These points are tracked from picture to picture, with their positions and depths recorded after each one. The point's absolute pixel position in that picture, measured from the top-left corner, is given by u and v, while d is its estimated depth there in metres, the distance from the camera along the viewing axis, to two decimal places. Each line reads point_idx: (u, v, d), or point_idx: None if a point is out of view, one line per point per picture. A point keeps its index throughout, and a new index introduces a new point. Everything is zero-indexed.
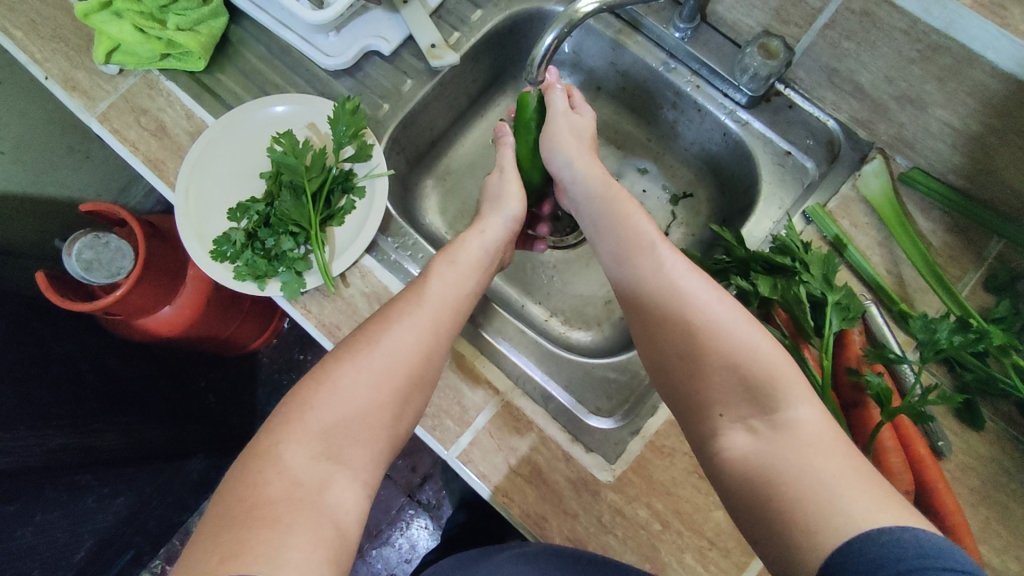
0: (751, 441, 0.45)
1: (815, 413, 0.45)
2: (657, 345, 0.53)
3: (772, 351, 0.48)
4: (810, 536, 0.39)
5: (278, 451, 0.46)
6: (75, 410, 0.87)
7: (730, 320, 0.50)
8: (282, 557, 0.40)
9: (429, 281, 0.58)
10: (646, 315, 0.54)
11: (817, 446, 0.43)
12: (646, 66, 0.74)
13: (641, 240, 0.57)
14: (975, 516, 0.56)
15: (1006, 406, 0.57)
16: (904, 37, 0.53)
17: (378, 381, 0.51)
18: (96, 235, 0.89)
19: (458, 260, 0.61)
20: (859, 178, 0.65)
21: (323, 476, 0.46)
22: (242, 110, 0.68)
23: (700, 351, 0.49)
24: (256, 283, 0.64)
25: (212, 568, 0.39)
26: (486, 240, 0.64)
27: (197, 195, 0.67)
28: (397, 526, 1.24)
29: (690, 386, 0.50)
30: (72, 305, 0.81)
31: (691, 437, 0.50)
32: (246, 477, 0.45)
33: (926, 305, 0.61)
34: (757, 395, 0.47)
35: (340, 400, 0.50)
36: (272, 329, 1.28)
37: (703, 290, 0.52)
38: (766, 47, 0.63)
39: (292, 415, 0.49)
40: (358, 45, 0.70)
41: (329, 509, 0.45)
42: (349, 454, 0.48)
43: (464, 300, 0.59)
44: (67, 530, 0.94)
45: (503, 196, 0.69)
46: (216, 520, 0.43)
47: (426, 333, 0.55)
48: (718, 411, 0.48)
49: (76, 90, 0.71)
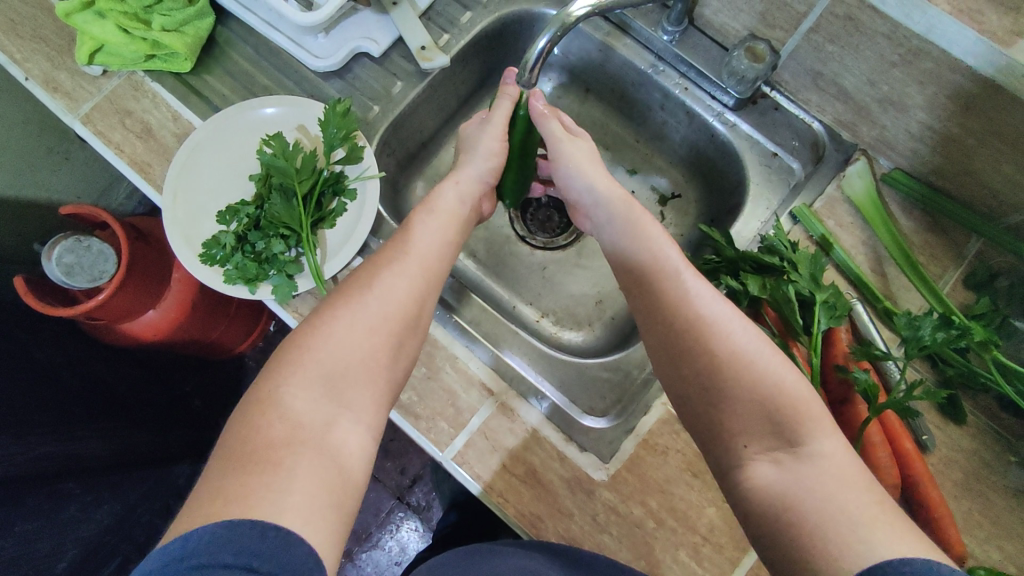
0: (776, 472, 0.45)
1: (839, 444, 0.46)
2: (680, 370, 0.52)
3: (795, 382, 0.48)
4: (830, 561, 0.40)
5: (280, 395, 0.45)
6: (59, 417, 0.86)
7: (753, 350, 0.49)
8: (286, 501, 0.40)
9: (413, 231, 0.58)
10: (665, 340, 0.53)
11: (839, 475, 0.44)
12: (634, 68, 0.75)
13: (665, 268, 0.55)
14: (959, 507, 0.57)
15: (986, 399, 0.59)
16: (886, 41, 0.54)
17: (376, 323, 0.51)
18: (77, 238, 0.87)
19: (438, 210, 0.60)
20: (843, 180, 0.66)
21: (326, 418, 0.46)
22: (231, 112, 0.68)
23: (723, 376, 0.49)
24: (247, 287, 0.63)
25: (216, 512, 0.39)
26: (461, 188, 0.63)
27: (185, 198, 0.66)
28: (387, 529, 1.24)
29: (714, 415, 0.50)
30: (52, 310, 0.79)
31: (717, 466, 0.50)
32: (247, 421, 0.44)
33: (909, 303, 0.63)
34: (782, 428, 0.47)
35: (337, 343, 0.49)
36: (258, 333, 1.27)
37: (728, 319, 0.51)
38: (753, 51, 0.64)
39: (291, 358, 0.48)
40: (347, 47, 0.70)
41: (333, 451, 0.45)
42: (351, 396, 0.48)
43: (448, 250, 0.59)
44: (54, 540, 0.87)
45: (483, 148, 0.66)
46: (220, 464, 0.42)
47: (416, 279, 0.54)
48: (743, 443, 0.48)
49: (57, 91, 0.69)
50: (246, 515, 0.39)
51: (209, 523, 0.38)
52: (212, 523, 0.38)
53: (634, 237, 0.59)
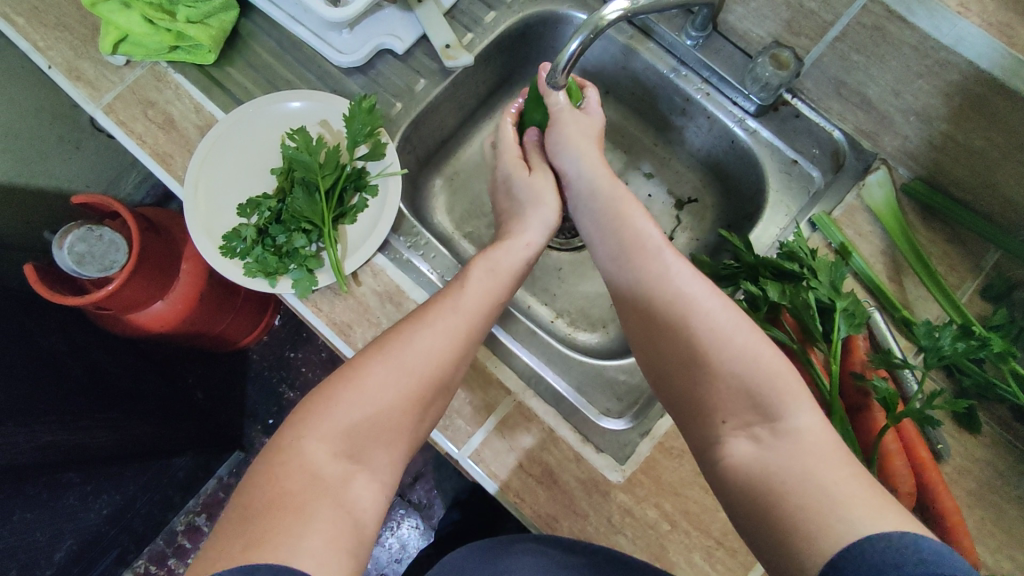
0: (753, 449, 0.46)
1: (817, 422, 0.46)
2: (656, 351, 0.54)
3: (774, 360, 0.49)
4: (808, 538, 0.40)
5: (301, 444, 0.48)
6: (64, 406, 0.84)
7: (732, 327, 0.50)
8: (302, 546, 0.42)
9: (467, 284, 0.59)
10: (644, 315, 0.55)
11: (819, 453, 0.44)
12: (656, 72, 0.75)
13: (646, 242, 0.58)
14: (972, 517, 0.57)
15: (1002, 410, 0.59)
16: (914, 52, 0.56)
17: (405, 378, 0.53)
18: (90, 227, 0.86)
19: (497, 267, 0.62)
20: (863, 188, 0.66)
21: (345, 473, 0.48)
22: (256, 105, 0.68)
23: (700, 353, 0.50)
24: (267, 280, 0.63)
25: (235, 557, 0.41)
26: (529, 252, 0.66)
27: (207, 190, 0.66)
28: (387, 526, 1.24)
29: (693, 393, 0.51)
30: (61, 299, 0.78)
31: (694, 443, 0.51)
32: (269, 469, 0.47)
33: (926, 311, 0.63)
34: (759, 403, 0.48)
35: (365, 398, 0.51)
36: (263, 326, 1.27)
37: (705, 298, 0.52)
38: (777, 58, 0.64)
39: (316, 411, 0.50)
40: (371, 43, 0.70)
41: (350, 505, 0.47)
42: (371, 454, 0.50)
43: (495, 306, 0.61)
44: (47, 529, 0.91)
45: (540, 201, 0.68)
46: (238, 511, 0.44)
47: (456, 339, 0.56)
48: (721, 418, 0.49)
49: (80, 80, 0.69)
50: (261, 558, 0.40)
51: (226, 568, 0.39)
52: (233, 567, 0.39)
53: (613, 215, 0.62)
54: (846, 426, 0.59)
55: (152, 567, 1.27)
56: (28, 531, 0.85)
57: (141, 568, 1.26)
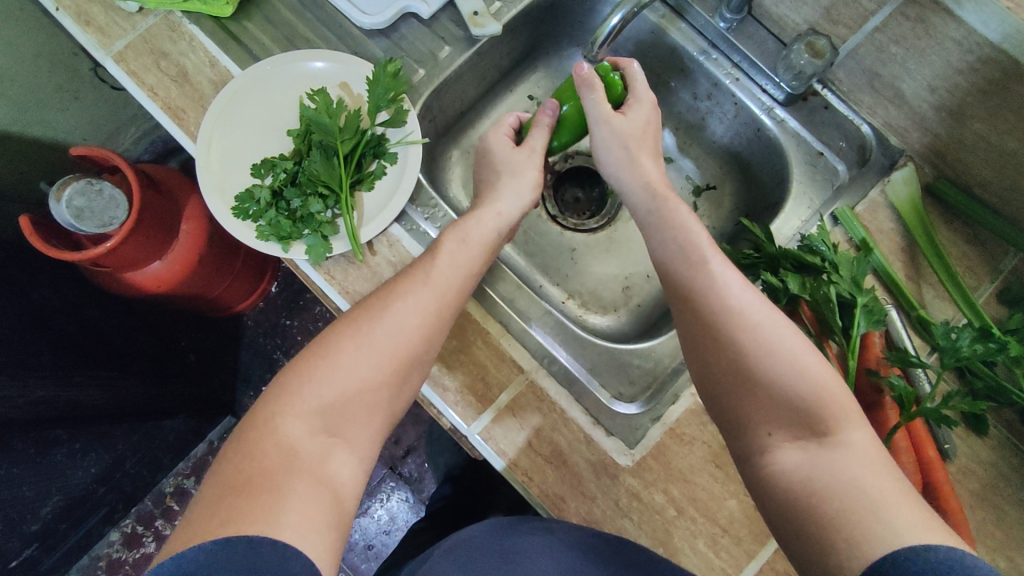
0: (801, 459, 0.46)
1: (867, 437, 0.46)
2: (703, 362, 0.52)
3: (824, 376, 0.48)
4: (851, 544, 0.41)
5: (276, 423, 0.48)
6: (57, 363, 0.82)
7: (783, 343, 0.49)
8: (281, 519, 0.42)
9: (439, 258, 0.58)
10: (692, 326, 0.53)
11: (866, 465, 0.44)
12: (684, 53, 0.74)
13: (693, 250, 0.55)
14: (973, 516, 0.58)
15: (1009, 413, 0.59)
16: (956, 47, 0.56)
17: (383, 357, 0.52)
18: (89, 180, 0.83)
19: (468, 238, 0.60)
20: (888, 185, 0.65)
21: (323, 449, 0.48)
22: (275, 62, 0.65)
23: (750, 364, 0.49)
24: (280, 245, 0.62)
25: (210, 532, 0.41)
26: (500, 221, 0.64)
27: (221, 149, 0.64)
28: (377, 497, 1.24)
29: (739, 405, 0.50)
30: (58, 253, 0.76)
31: (736, 453, 0.51)
32: (245, 446, 0.46)
33: (942, 312, 0.63)
34: (807, 419, 0.47)
35: (343, 376, 0.51)
36: (259, 292, 1.26)
37: (757, 311, 0.50)
38: (813, 46, 0.63)
39: (291, 386, 0.50)
40: (397, 5, 0.67)
41: (329, 480, 0.47)
42: (350, 428, 0.50)
43: (468, 283, 0.59)
44: (35, 484, 0.89)
45: (518, 173, 0.67)
46: (214, 488, 0.44)
47: (430, 314, 0.55)
48: (767, 430, 0.48)
49: (90, 25, 0.67)
50: (239, 532, 0.40)
51: (204, 541, 0.40)
52: (208, 540, 0.40)
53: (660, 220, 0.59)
54: None
55: (139, 528, 1.26)
56: (15, 486, 0.84)
57: (128, 528, 1.25)
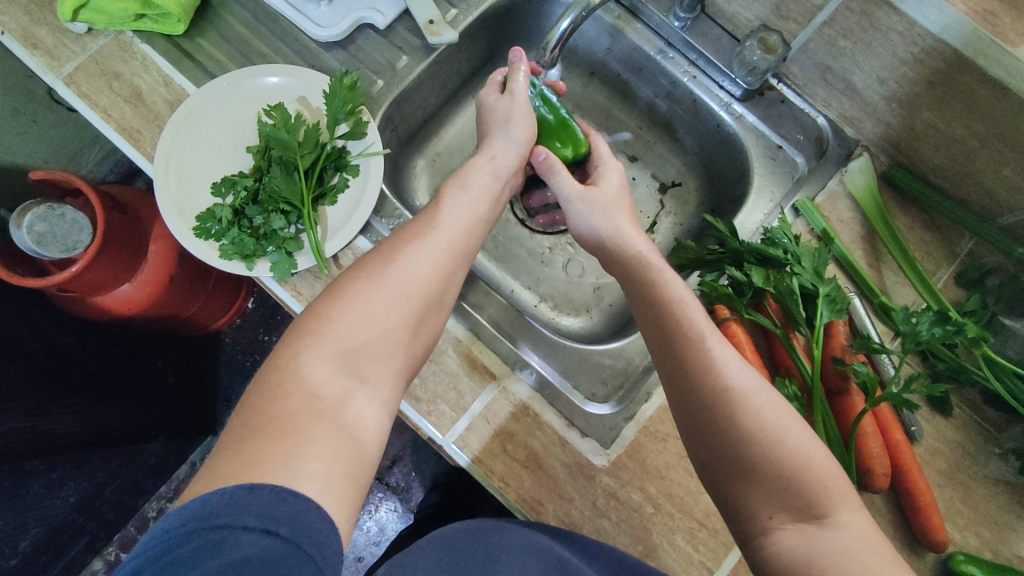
0: (802, 539, 0.44)
1: (862, 516, 0.45)
2: (703, 444, 0.49)
3: (824, 461, 0.46)
4: None
5: (298, 363, 0.45)
6: (26, 393, 0.81)
7: (782, 424, 0.46)
8: (302, 466, 0.39)
9: (443, 207, 0.56)
10: (689, 405, 0.49)
11: (865, 547, 0.43)
12: (642, 53, 0.75)
13: (684, 327, 0.50)
14: (942, 496, 0.59)
15: (971, 393, 0.61)
16: (900, 39, 0.57)
17: (397, 299, 0.49)
18: (51, 205, 0.82)
19: (470, 183, 0.59)
20: (845, 175, 0.67)
21: (343, 392, 0.45)
22: (229, 79, 0.65)
23: (750, 454, 0.46)
24: (244, 263, 0.61)
25: (229, 476, 0.38)
26: (497, 164, 0.62)
27: (179, 169, 0.63)
28: (365, 509, 1.23)
29: (738, 488, 0.47)
30: (21, 279, 0.74)
31: (735, 528, 0.48)
32: (268, 388, 0.44)
33: (903, 297, 0.64)
34: (807, 503, 0.45)
35: (360, 320, 0.47)
36: (234, 309, 1.23)
37: (755, 392, 0.47)
38: (765, 41, 0.64)
39: (309, 327, 0.47)
40: (352, 17, 0.67)
41: (349, 427, 0.44)
42: (370, 369, 0.47)
43: (478, 228, 0.57)
44: (11, 519, 0.87)
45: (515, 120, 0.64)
46: (233, 432, 0.41)
47: (441, 259, 0.52)
48: (767, 512, 0.46)
49: (37, 48, 0.65)
50: (259, 478, 0.38)
51: (227, 485, 0.37)
52: (229, 484, 0.37)
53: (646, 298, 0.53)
54: (824, 411, 0.60)
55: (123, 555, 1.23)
56: None
57: (111, 556, 1.21)
